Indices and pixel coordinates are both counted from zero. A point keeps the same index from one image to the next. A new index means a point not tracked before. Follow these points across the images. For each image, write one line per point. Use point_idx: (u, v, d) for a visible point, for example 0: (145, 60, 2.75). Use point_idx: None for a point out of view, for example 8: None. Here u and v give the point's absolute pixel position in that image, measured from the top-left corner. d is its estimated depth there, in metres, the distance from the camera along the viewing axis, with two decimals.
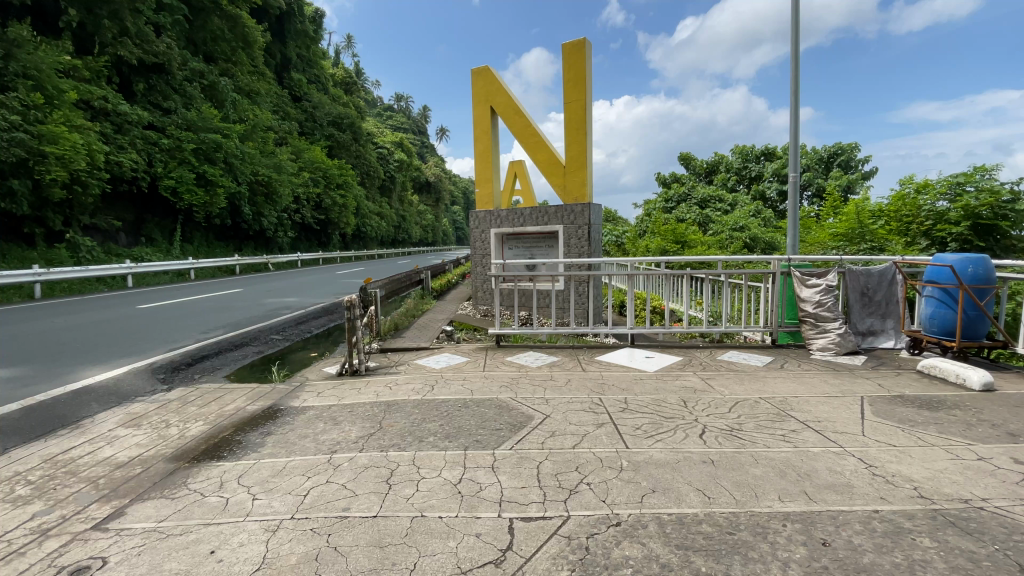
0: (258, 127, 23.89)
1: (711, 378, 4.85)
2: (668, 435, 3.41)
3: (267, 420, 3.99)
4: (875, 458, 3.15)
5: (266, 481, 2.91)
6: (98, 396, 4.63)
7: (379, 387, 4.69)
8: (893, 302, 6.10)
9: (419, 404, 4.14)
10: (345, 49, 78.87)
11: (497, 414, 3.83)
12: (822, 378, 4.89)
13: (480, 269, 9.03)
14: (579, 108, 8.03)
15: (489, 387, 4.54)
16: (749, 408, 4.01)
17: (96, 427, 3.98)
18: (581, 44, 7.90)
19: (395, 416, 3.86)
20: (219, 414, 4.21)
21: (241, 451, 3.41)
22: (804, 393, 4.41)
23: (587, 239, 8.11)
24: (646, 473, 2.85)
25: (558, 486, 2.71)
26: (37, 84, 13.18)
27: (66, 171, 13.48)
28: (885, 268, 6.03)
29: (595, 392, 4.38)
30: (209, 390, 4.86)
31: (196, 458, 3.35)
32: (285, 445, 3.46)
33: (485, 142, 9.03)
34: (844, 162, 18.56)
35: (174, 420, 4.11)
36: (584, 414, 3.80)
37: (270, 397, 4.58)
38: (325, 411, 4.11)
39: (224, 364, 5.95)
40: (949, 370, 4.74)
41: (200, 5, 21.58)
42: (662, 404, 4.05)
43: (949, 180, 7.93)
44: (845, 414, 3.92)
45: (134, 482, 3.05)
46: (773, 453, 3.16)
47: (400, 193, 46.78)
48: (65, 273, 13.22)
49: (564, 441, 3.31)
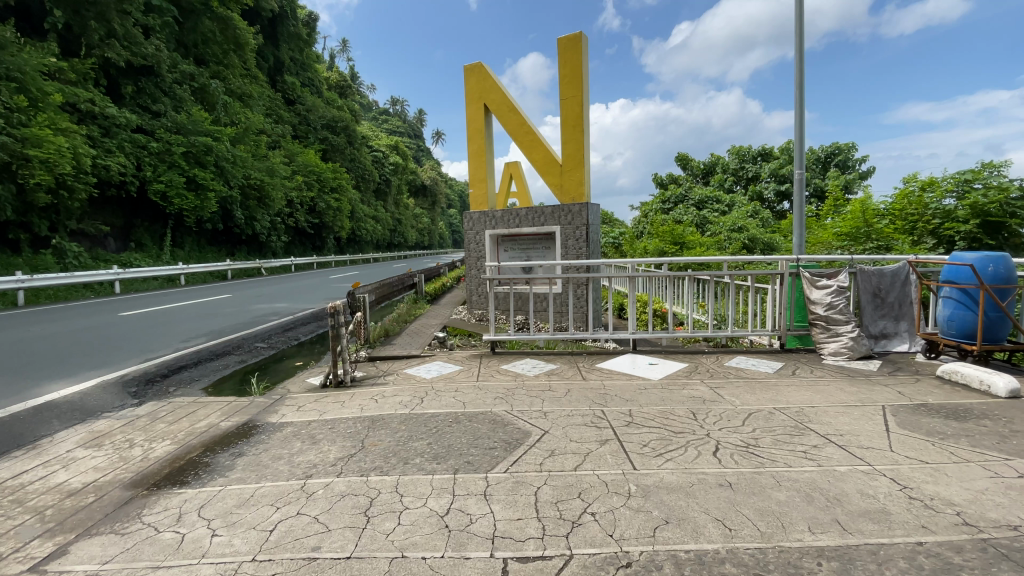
0: (249, 129, 23.65)
1: (719, 387, 4.52)
2: (678, 453, 3.10)
3: (242, 438, 3.67)
4: (909, 477, 2.85)
5: (229, 513, 2.59)
6: (59, 414, 4.28)
7: (365, 400, 4.37)
8: (906, 303, 5.80)
9: (407, 419, 3.81)
10: (339, 53, 79.31)
11: (491, 430, 3.51)
12: (838, 386, 4.57)
13: (475, 272, 8.70)
14: (576, 105, 7.76)
15: (483, 400, 4.21)
16: (764, 420, 3.70)
17: (54, 448, 3.67)
18: (577, 38, 7.62)
19: (378, 435, 3.50)
20: (189, 431, 3.89)
21: (207, 476, 3.10)
22: (822, 403, 4.10)
23: (585, 240, 7.83)
24: (658, 501, 2.53)
25: (558, 517, 2.39)
26: (21, 87, 12.87)
27: (51, 175, 13.22)
28: (898, 268, 5.75)
29: (597, 403, 4.06)
30: (182, 405, 4.53)
31: (157, 484, 3.06)
32: (256, 468, 3.14)
33: (478, 141, 8.70)
34: (841, 162, 18.50)
35: (139, 440, 3.79)
36: (585, 429, 3.48)
37: (246, 412, 4.25)
38: (304, 427, 3.78)
39: (203, 375, 5.61)
40: (973, 376, 4.46)
41: (191, 7, 21.31)
42: (669, 417, 3.72)
43: (956, 177, 7.86)
44: (867, 426, 3.61)
45: (82, 515, 2.75)
46: (795, 473, 2.86)
47: (395, 196, 46.42)
48: (50, 280, 12.89)
49: (565, 461, 2.98)
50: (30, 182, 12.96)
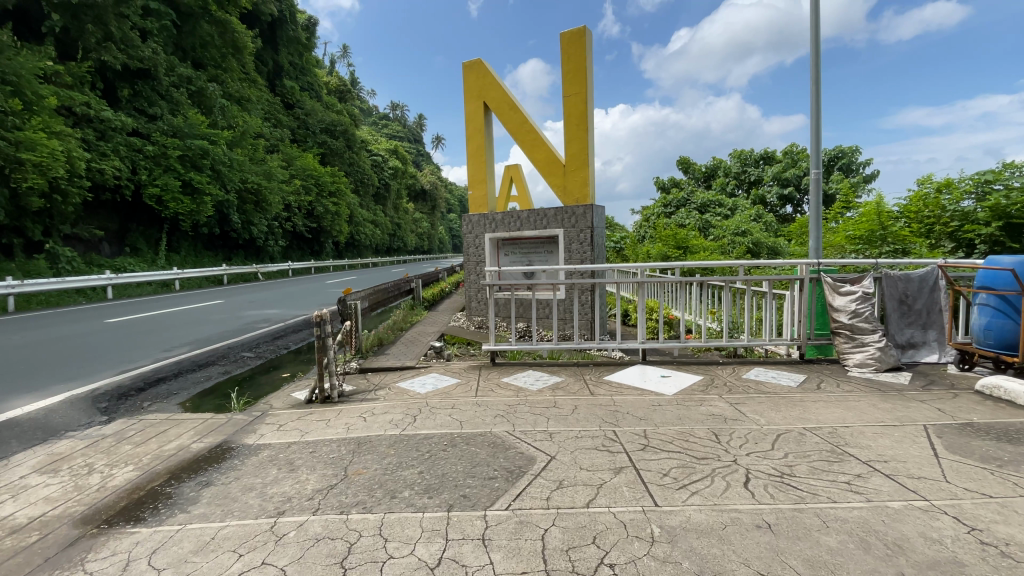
0: (247, 133, 23.29)
1: (740, 403, 4.13)
2: (703, 484, 2.71)
3: (213, 463, 3.28)
4: (975, 516, 2.46)
5: (184, 561, 2.22)
6: (18, 434, 3.88)
7: (352, 418, 3.98)
8: (935, 310, 5.42)
9: (397, 442, 3.42)
10: (339, 58, 79.54)
11: (491, 455, 3.13)
12: (869, 402, 4.18)
13: (475, 278, 8.32)
14: (580, 102, 7.40)
15: (482, 418, 3.83)
16: (795, 443, 3.31)
17: (4, 475, 3.27)
18: (581, 32, 7.27)
19: (364, 461, 3.11)
20: (156, 454, 3.50)
21: (167, 511, 2.71)
22: (855, 423, 3.71)
23: (590, 243, 7.47)
24: (687, 548, 2.15)
25: (570, 569, 2.01)
26: (15, 90, 12.52)
27: (44, 179, 12.85)
28: (927, 273, 5.37)
29: (608, 422, 3.67)
30: (154, 423, 4.13)
31: (110, 521, 2.66)
32: (223, 502, 2.75)
33: (477, 140, 8.33)
34: (845, 166, 18.14)
35: (100, 464, 3.39)
36: (596, 454, 3.10)
37: (221, 431, 3.86)
38: (282, 451, 3.39)
39: (183, 389, 5.23)
40: (1018, 392, 4.08)
41: (190, 11, 21.02)
42: (690, 439, 3.33)
43: (975, 178, 7.54)
44: (913, 451, 3.23)
45: (18, 559, 2.36)
46: (842, 511, 2.48)
47: (394, 200, 46.15)
48: (39, 286, 12.50)
49: (575, 495, 2.60)
50: (22, 186, 12.59)
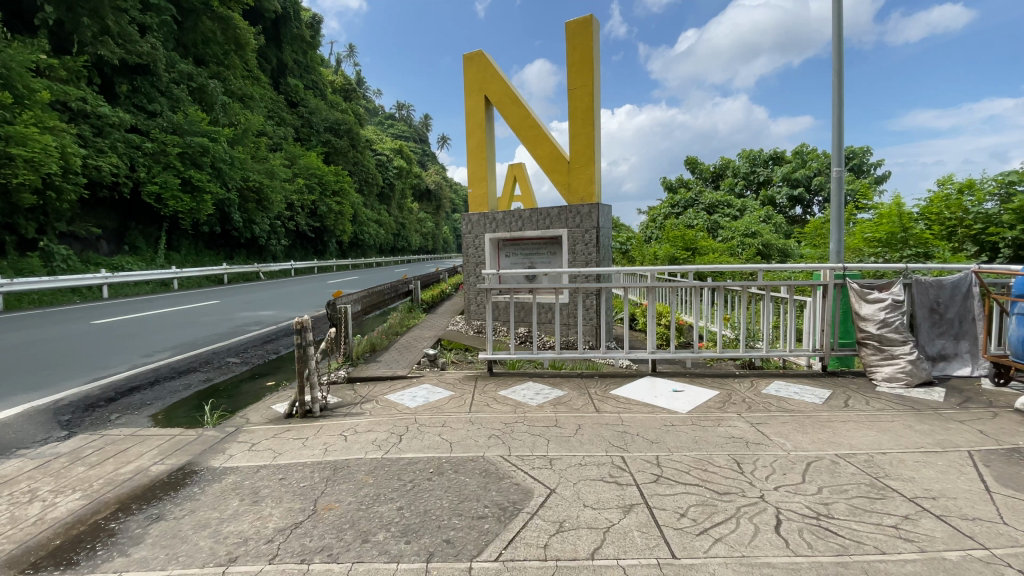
0: (250, 131, 22.96)
1: (762, 424, 3.73)
2: (728, 529, 2.32)
3: (169, 491, 2.91)
4: None
5: None
6: None
7: (331, 436, 3.60)
8: (968, 320, 5.00)
9: (377, 467, 3.03)
10: (346, 57, 79.74)
11: (482, 487, 2.74)
12: (904, 423, 3.77)
13: (475, 280, 7.95)
14: (587, 96, 7.01)
15: (474, 439, 3.44)
16: (829, 473, 2.91)
17: None
18: (588, 21, 6.85)
19: (337, 492, 2.73)
20: (110, 479, 3.12)
21: (102, 554, 2.33)
22: (894, 449, 3.29)
23: (595, 244, 7.08)
24: None
25: None
26: (7, 84, 12.20)
27: (37, 175, 12.55)
28: (960, 278, 4.97)
29: (616, 447, 3.27)
30: (116, 439, 3.76)
31: (36, 565, 2.29)
32: (169, 544, 2.37)
33: (478, 136, 7.96)
34: (855, 167, 17.71)
35: (44, 490, 3.02)
36: (602, 487, 2.72)
37: (187, 451, 3.49)
38: (249, 477, 3.02)
39: (157, 399, 4.86)
40: None
41: (191, 6, 20.74)
42: (710, 469, 2.93)
43: (1001, 179, 7.12)
44: (961, 484, 2.82)
45: None
46: (894, 566, 2.08)
47: (399, 200, 45.85)
48: (30, 285, 12.18)
49: (578, 541, 2.22)
50: (13, 183, 12.28)
